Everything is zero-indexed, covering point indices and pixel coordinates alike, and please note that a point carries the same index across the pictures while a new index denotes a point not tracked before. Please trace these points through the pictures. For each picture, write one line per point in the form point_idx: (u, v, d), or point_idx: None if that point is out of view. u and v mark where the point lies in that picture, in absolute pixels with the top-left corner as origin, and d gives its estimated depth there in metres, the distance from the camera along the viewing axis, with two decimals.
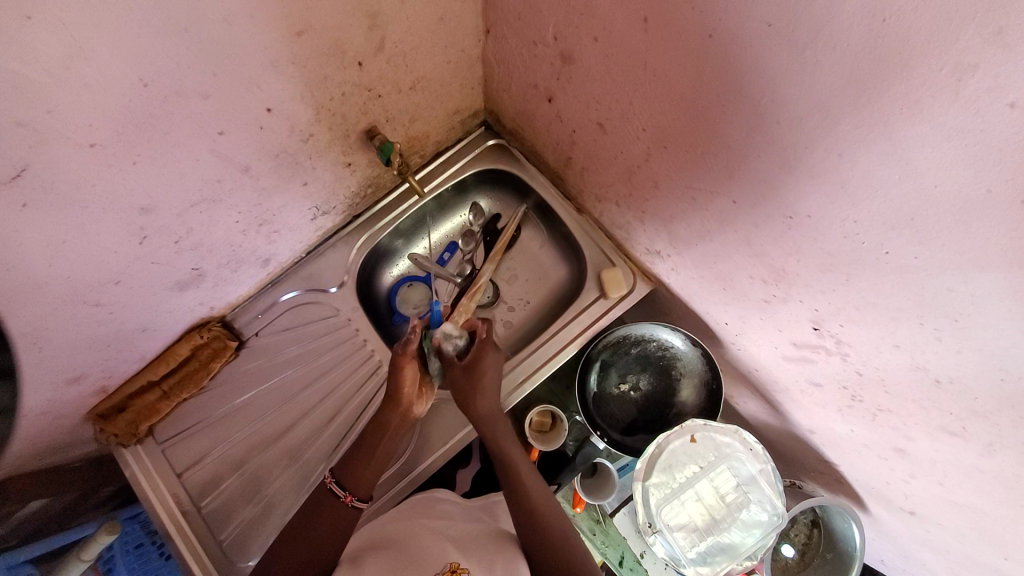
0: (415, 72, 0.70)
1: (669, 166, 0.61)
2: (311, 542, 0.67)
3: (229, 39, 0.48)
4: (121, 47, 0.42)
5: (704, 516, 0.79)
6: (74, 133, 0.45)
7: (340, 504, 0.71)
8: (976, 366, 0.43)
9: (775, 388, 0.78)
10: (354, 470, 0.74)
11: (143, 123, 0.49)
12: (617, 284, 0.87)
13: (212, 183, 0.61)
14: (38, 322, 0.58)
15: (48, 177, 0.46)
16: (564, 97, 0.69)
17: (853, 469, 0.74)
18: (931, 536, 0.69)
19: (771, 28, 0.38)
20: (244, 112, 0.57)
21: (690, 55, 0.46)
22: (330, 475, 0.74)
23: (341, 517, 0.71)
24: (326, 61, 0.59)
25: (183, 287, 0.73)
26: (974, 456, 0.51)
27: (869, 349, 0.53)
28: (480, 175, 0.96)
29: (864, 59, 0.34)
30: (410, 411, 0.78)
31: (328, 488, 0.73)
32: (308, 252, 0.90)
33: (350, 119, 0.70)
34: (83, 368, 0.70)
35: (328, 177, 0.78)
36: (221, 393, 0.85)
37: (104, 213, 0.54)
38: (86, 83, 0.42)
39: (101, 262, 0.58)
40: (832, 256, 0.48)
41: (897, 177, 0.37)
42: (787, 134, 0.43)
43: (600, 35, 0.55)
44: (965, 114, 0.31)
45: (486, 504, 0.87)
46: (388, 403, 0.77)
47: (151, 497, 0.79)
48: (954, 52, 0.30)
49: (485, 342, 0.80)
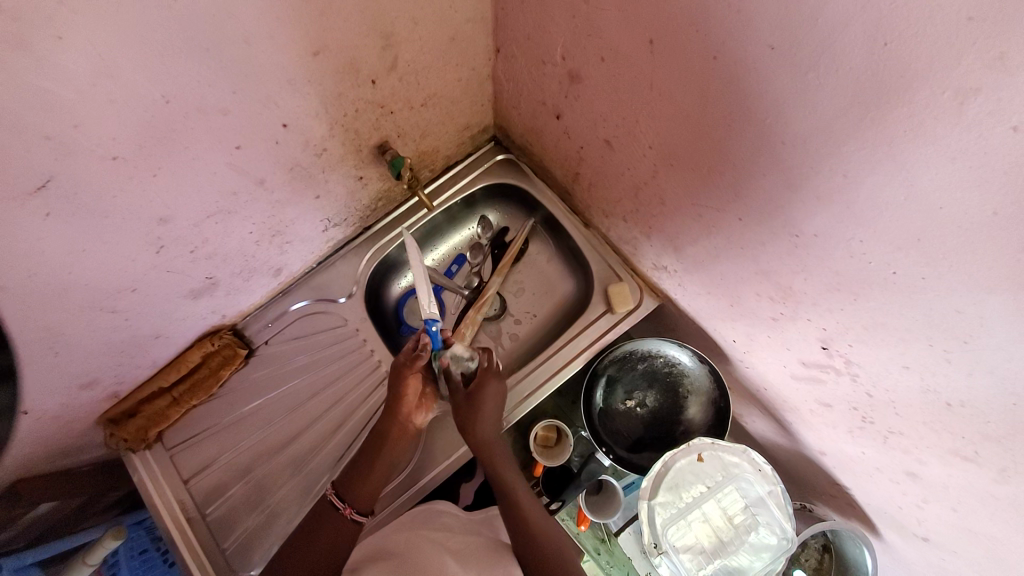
0: (427, 90, 0.72)
1: (675, 184, 0.61)
2: (313, 551, 0.68)
3: (248, 58, 0.50)
4: (146, 66, 0.44)
5: (710, 537, 0.77)
6: (97, 146, 0.46)
7: (340, 517, 0.72)
8: (987, 389, 0.43)
9: (784, 407, 0.76)
10: (354, 480, 0.74)
11: (163, 137, 0.51)
12: (624, 299, 0.87)
13: (228, 195, 0.63)
14: (56, 327, 0.59)
15: (71, 188, 0.48)
16: (572, 114, 0.70)
17: (866, 493, 0.72)
18: (946, 564, 0.67)
19: (773, 50, 0.38)
20: (261, 128, 0.59)
21: (696, 76, 0.47)
22: (331, 487, 0.74)
23: (343, 528, 0.71)
24: (341, 79, 0.61)
25: (196, 296, 0.74)
26: (988, 482, 0.50)
27: (879, 369, 0.52)
28: (489, 189, 0.98)
29: (868, 82, 0.34)
30: (409, 422, 0.78)
31: (329, 500, 0.73)
32: (318, 263, 0.92)
33: (362, 134, 0.72)
34: (96, 373, 0.71)
35: (341, 190, 0.79)
36: (231, 401, 0.87)
37: (123, 223, 0.55)
38: (111, 100, 0.44)
39: (118, 270, 0.60)
40: (839, 274, 0.48)
41: (902, 198, 0.37)
42: (791, 153, 0.43)
43: (607, 55, 0.56)
44: (968, 137, 0.31)
45: (487, 518, 0.86)
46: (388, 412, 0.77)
47: (158, 502, 0.79)
48: (956, 77, 0.30)
49: (488, 370, 0.80)
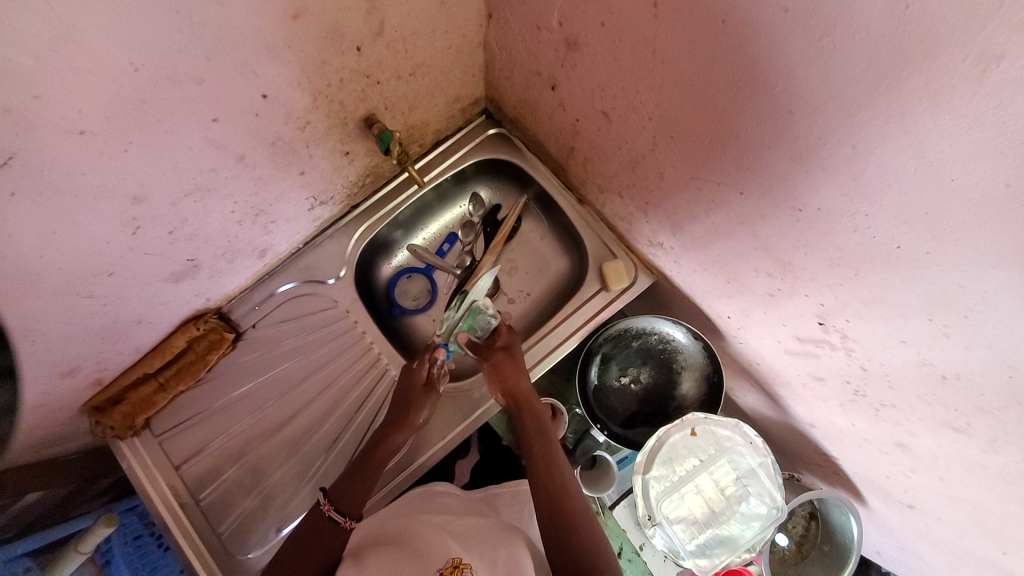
0: (415, 58, 0.68)
1: (674, 157, 0.60)
2: (307, 550, 0.70)
3: (223, 21, 0.47)
4: (111, 30, 0.40)
5: (703, 508, 0.79)
6: (63, 119, 0.43)
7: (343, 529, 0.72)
8: (983, 361, 0.43)
9: (776, 381, 0.77)
10: (346, 491, 0.75)
11: (134, 110, 0.47)
12: (619, 277, 0.86)
13: (206, 172, 0.60)
14: (31, 314, 0.56)
15: (36, 165, 0.44)
16: (568, 84, 0.68)
17: (853, 463, 0.74)
18: (928, 528, 0.69)
19: (788, 12, 0.36)
20: (239, 99, 0.55)
21: (702, 43, 0.44)
22: (328, 502, 0.73)
23: (336, 525, 0.72)
24: (324, 46, 0.57)
25: (178, 279, 0.71)
26: (976, 451, 0.51)
27: (874, 344, 0.53)
28: (480, 165, 0.95)
29: (887, 48, 0.33)
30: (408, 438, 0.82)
31: (327, 516, 0.73)
32: (305, 243, 0.89)
33: (348, 106, 0.68)
34: (77, 360, 0.68)
35: (326, 167, 0.76)
36: (220, 385, 0.84)
37: (96, 203, 0.52)
38: (74, 68, 0.40)
39: (94, 253, 0.57)
40: (840, 250, 0.48)
41: (913, 171, 0.37)
42: (800, 124, 0.42)
43: (607, 20, 0.53)
44: (987, 105, 0.30)
45: (487, 497, 0.85)
46: (394, 416, 0.80)
47: (149, 488, 0.78)
48: (979, 43, 0.29)
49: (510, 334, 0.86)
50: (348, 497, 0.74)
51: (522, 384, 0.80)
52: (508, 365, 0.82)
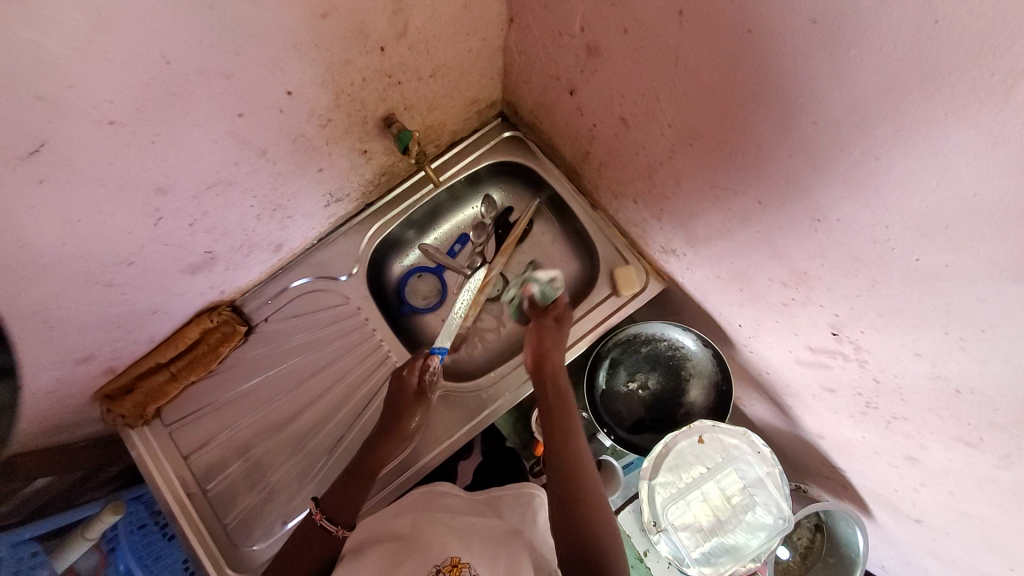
0: (436, 60, 0.69)
1: (692, 165, 0.60)
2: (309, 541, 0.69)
3: (251, 18, 0.47)
4: (146, 24, 0.41)
5: (709, 516, 0.79)
6: (94, 108, 0.44)
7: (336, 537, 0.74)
8: (1000, 377, 0.43)
9: (785, 392, 0.77)
10: (340, 502, 0.76)
11: (162, 102, 0.48)
12: (630, 283, 0.86)
13: (228, 165, 0.61)
14: (51, 301, 0.57)
15: (66, 153, 0.45)
16: (587, 89, 0.68)
17: (861, 476, 0.74)
18: (936, 545, 0.69)
19: (814, 24, 0.37)
20: (264, 95, 0.56)
21: (726, 52, 0.45)
22: (319, 511, 0.74)
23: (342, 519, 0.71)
24: (349, 45, 0.58)
25: (194, 270, 0.72)
26: (989, 467, 0.51)
27: (888, 356, 0.53)
28: (494, 167, 0.95)
29: (912, 61, 0.33)
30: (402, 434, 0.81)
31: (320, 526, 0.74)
32: (320, 239, 0.90)
33: (368, 105, 0.69)
34: (93, 348, 0.69)
35: (344, 164, 0.77)
36: (230, 378, 0.85)
37: (120, 193, 0.53)
38: (108, 59, 0.41)
39: (115, 242, 0.58)
40: (859, 261, 0.48)
41: (935, 184, 0.37)
42: (820, 135, 0.42)
43: (629, 27, 0.54)
44: (1015, 120, 0.30)
45: (488, 499, 0.80)
46: None
47: (157, 477, 0.79)
48: (1007, 59, 0.29)
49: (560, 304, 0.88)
50: (344, 507, 0.75)
51: (554, 357, 0.82)
52: (550, 332, 0.84)
